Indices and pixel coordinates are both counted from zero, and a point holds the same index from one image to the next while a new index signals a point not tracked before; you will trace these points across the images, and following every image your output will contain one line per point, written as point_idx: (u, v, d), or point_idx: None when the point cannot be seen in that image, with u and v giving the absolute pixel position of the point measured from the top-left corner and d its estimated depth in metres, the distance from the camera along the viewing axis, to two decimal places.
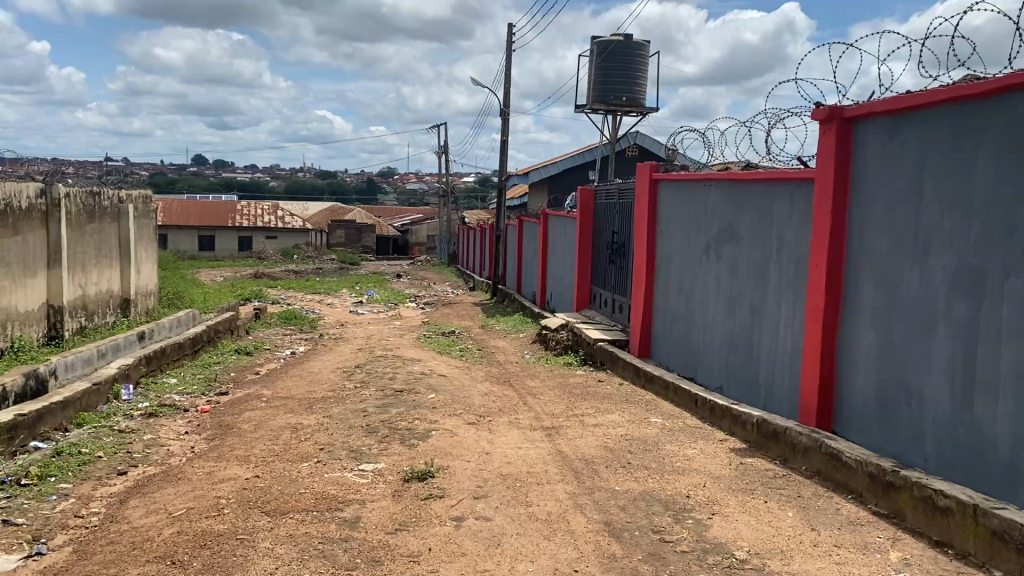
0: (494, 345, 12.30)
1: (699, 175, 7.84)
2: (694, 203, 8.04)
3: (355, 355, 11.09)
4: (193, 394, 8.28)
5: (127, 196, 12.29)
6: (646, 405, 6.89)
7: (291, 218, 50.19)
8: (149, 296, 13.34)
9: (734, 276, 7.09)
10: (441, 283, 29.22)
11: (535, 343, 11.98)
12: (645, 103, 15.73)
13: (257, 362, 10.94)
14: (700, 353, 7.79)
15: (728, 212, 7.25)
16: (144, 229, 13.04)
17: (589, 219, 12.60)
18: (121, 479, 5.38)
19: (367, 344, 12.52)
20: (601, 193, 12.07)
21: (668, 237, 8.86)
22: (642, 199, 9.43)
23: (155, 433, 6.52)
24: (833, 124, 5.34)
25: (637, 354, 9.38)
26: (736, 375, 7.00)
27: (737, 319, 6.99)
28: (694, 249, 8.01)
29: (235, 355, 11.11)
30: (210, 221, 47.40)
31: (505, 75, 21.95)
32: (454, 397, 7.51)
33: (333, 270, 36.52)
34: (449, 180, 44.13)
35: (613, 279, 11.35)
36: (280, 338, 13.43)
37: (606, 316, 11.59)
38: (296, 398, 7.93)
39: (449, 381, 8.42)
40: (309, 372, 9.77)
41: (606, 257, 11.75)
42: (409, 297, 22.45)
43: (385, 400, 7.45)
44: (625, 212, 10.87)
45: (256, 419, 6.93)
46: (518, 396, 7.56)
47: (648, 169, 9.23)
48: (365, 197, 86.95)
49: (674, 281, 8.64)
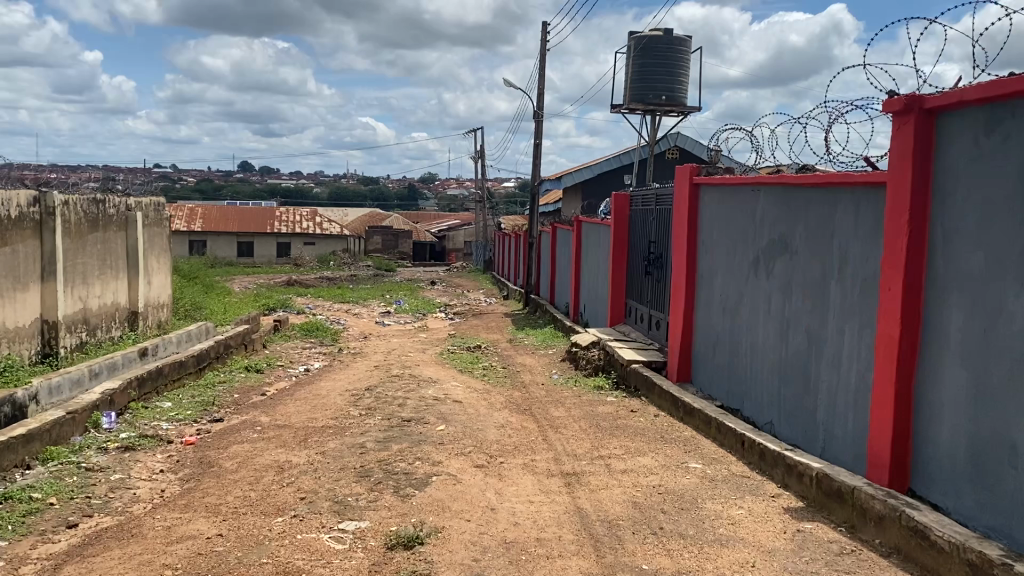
0: (521, 363, 11.45)
1: (746, 179, 6.93)
2: (739, 210, 7.12)
3: (370, 374, 10.33)
4: (184, 421, 7.56)
5: (136, 203, 11.69)
6: (685, 445, 5.99)
7: (327, 224, 49.94)
8: (161, 308, 12.74)
9: (788, 296, 6.16)
10: (475, 292, 28.51)
11: (565, 361, 11.12)
12: (685, 102, 14.79)
13: (266, 380, 10.24)
14: (748, 383, 6.87)
15: (780, 222, 6.32)
16: (156, 238, 12.45)
17: (624, 227, 11.71)
18: (69, 533, 4.62)
19: (386, 360, 11.75)
20: (637, 199, 11.17)
21: (710, 250, 7.95)
22: (681, 206, 8.53)
23: (126, 472, 5.79)
24: (910, 117, 4.41)
25: (676, 378, 8.47)
26: (789, 412, 6.06)
27: (791, 346, 6.06)
28: (740, 264, 7.09)
29: (243, 373, 10.43)
30: (247, 227, 47.32)
31: (539, 76, 21.16)
32: (466, 430, 6.68)
33: (368, 277, 36.02)
34: (485, 185, 43.43)
35: (649, 293, 10.45)
36: (296, 353, 12.74)
37: (641, 333, 10.68)
38: (294, 427, 7.17)
39: (464, 409, 7.60)
40: (317, 393, 9.01)
41: (641, 269, 10.85)
42: (440, 306, 21.71)
43: (389, 432, 6.65)
44: (663, 220, 9.97)
45: (241, 455, 6.16)
46: (538, 430, 6.70)
47: (689, 172, 8.33)
48: (404, 203, 86.76)
49: (717, 299, 7.72)
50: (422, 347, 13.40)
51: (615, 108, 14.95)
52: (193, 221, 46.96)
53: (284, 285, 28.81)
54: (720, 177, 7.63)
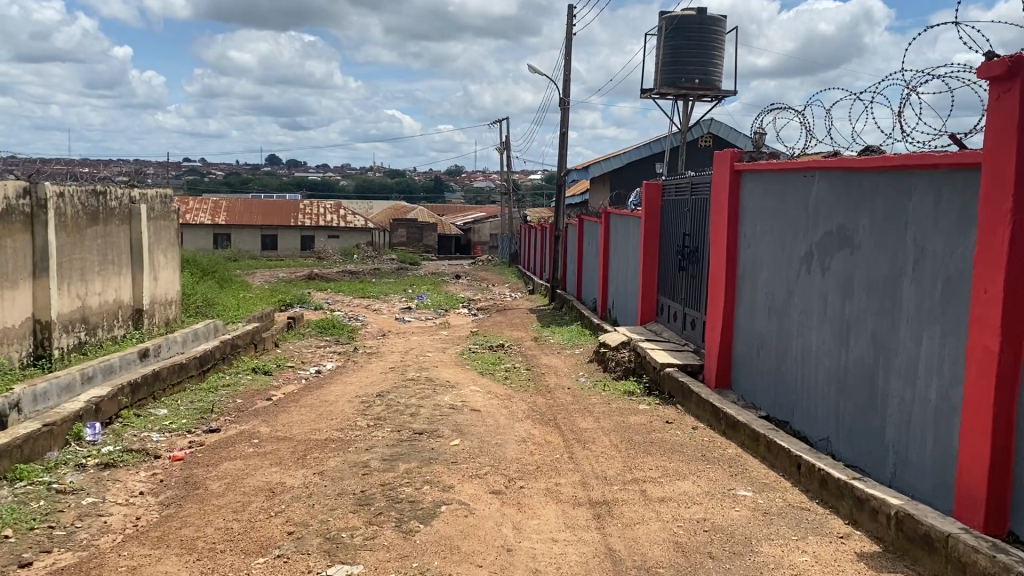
0: (545, 364, 10.74)
1: (797, 163, 6.17)
2: (789, 198, 6.36)
3: (384, 376, 9.68)
4: (177, 432, 6.94)
5: (140, 195, 11.13)
6: (731, 467, 5.26)
7: (352, 217, 49.50)
8: (169, 305, 12.20)
9: (848, 296, 5.40)
10: (501, 286, 27.83)
11: (593, 362, 10.39)
12: (720, 86, 13.95)
13: (274, 383, 9.62)
14: (798, 394, 6.13)
15: (840, 212, 5.55)
16: (163, 232, 11.88)
17: (656, 218, 10.96)
18: (19, 573, 3.98)
19: (402, 360, 11.09)
20: (670, 188, 10.40)
21: (754, 242, 7.19)
22: (721, 195, 7.77)
23: (101, 495, 5.16)
24: (1013, 83, 3.65)
25: (714, 384, 7.74)
26: (849, 429, 5.31)
27: (852, 354, 5.30)
28: (790, 259, 6.33)
29: (250, 375, 9.82)
30: (271, 221, 47.00)
31: (564, 63, 20.39)
32: (483, 446, 5.98)
33: (392, 270, 35.48)
34: (511, 177, 42.67)
35: (683, 289, 9.69)
36: (310, 352, 12.12)
37: (675, 332, 9.92)
38: (295, 441, 6.52)
39: (482, 419, 6.91)
40: (326, 398, 8.36)
41: (675, 264, 10.08)
42: (463, 301, 21.04)
43: (397, 448, 5.97)
44: (699, 211, 9.22)
45: (231, 475, 5.52)
46: (564, 446, 5.99)
47: (730, 157, 7.57)
48: (430, 196, 86.20)
49: (762, 298, 6.96)
50: (442, 346, 12.73)
51: (645, 94, 14.15)
52: (217, 215, 46.75)
53: (306, 280, 28.32)
54: (765, 163, 6.88)
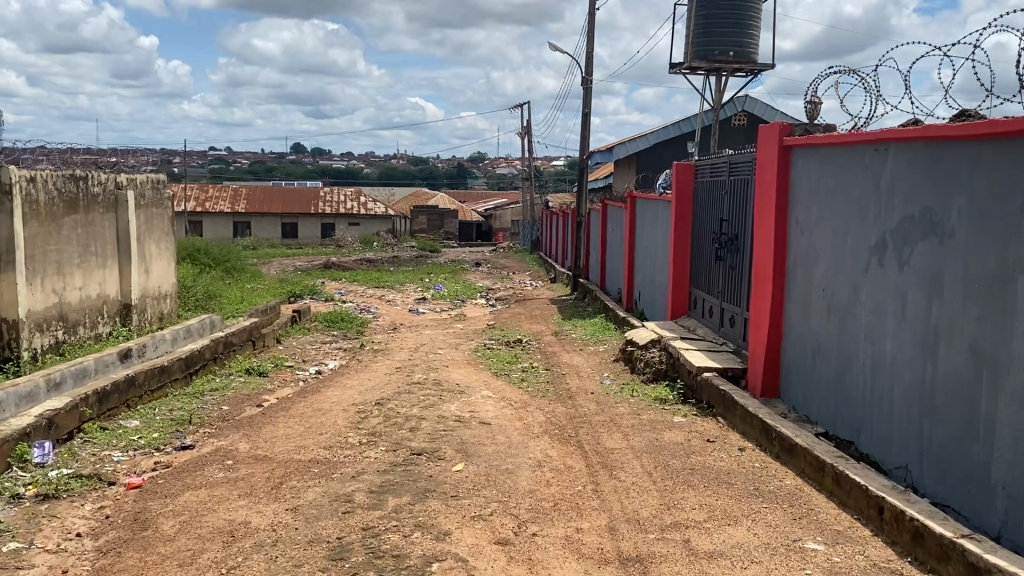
0: (566, 363, 9.78)
1: (866, 134, 5.17)
2: (855, 178, 5.37)
3: (388, 379, 8.77)
4: (145, 449, 6.06)
5: (127, 180, 10.29)
6: (793, 507, 4.30)
7: (372, 204, 48.69)
8: (163, 299, 11.36)
9: (935, 296, 4.41)
10: (522, 274, 26.88)
11: (619, 362, 9.42)
12: (757, 59, 12.84)
13: (268, 386, 8.73)
14: (868, 410, 5.15)
15: (923, 191, 4.56)
16: (154, 220, 11.03)
17: (688, 202, 9.96)
18: None
19: (410, 358, 10.18)
20: (705, 170, 9.40)
21: (809, 229, 6.20)
22: (767, 175, 6.79)
23: (28, 537, 4.28)
24: None
25: (760, 393, 6.78)
26: (937, 459, 4.33)
27: (942, 368, 4.32)
28: (857, 249, 5.34)
29: (242, 377, 8.95)
30: (291, 208, 46.30)
31: (587, 39, 19.32)
32: (490, 472, 5.04)
33: (411, 258, 34.61)
34: (533, 162, 41.55)
35: (720, 282, 8.70)
36: (313, 349, 11.24)
37: (710, 329, 8.95)
38: (273, 463, 5.61)
39: (492, 436, 5.96)
40: (319, 405, 7.46)
41: (710, 253, 9.09)
42: (481, 291, 20.08)
43: (390, 474, 5.05)
44: (738, 194, 8.23)
45: (190, 511, 4.63)
46: (587, 473, 5.04)
47: (779, 130, 6.57)
48: (452, 182, 85.10)
49: (819, 296, 5.97)
50: (456, 342, 11.80)
51: (675, 69, 13.06)
52: (237, 203, 46.14)
53: (323, 268, 27.48)
54: (822, 136, 5.89)
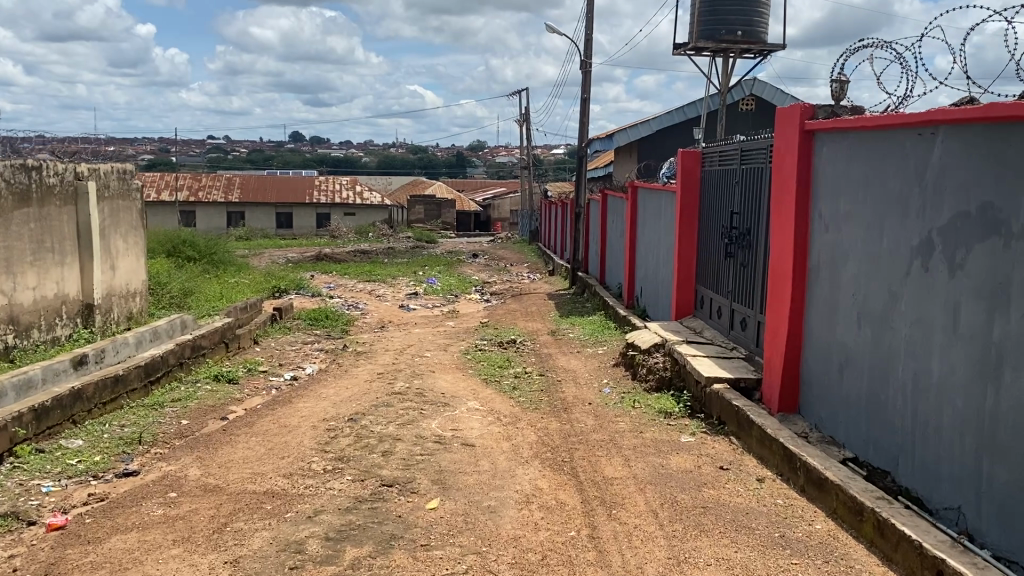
0: (562, 367, 9.05)
1: (907, 116, 4.44)
2: (893, 168, 4.65)
3: (368, 387, 8.05)
4: (81, 477, 5.34)
5: (88, 170, 9.54)
6: (829, 565, 3.59)
7: (368, 194, 47.87)
8: (132, 298, 10.62)
9: (998, 310, 3.70)
10: (519, 266, 26.14)
11: (620, 367, 8.70)
12: (766, 39, 12.07)
13: (236, 396, 8.00)
14: (909, 436, 4.44)
15: (980, 183, 3.84)
16: (121, 213, 10.29)
17: (694, 193, 9.25)
18: None
19: (394, 362, 9.46)
20: (714, 158, 8.66)
21: (836, 226, 5.48)
22: (786, 163, 6.06)
23: None
24: None
25: (777, 408, 6.08)
26: (999, 505, 3.63)
27: (1006, 395, 3.60)
28: (895, 250, 4.62)
29: (208, 386, 8.23)
30: (286, 198, 45.52)
31: (586, 22, 18.53)
32: (470, 512, 4.33)
33: (407, 249, 33.87)
34: (532, 151, 40.71)
35: (730, 280, 7.98)
36: (292, 351, 10.53)
37: (719, 331, 8.23)
38: (223, 497, 4.89)
39: (475, 462, 5.24)
40: (287, 420, 6.73)
41: (719, 248, 8.36)
42: (476, 285, 19.34)
43: (352, 514, 4.33)
44: (751, 184, 7.52)
45: (111, 563, 3.91)
46: (582, 512, 4.31)
47: (801, 113, 5.84)
48: (451, 171, 84.23)
49: (848, 302, 5.25)
50: (445, 342, 11.07)
51: (679, 50, 12.27)
52: (231, 192, 45.36)
53: (315, 261, 26.73)
54: (853, 119, 5.16)
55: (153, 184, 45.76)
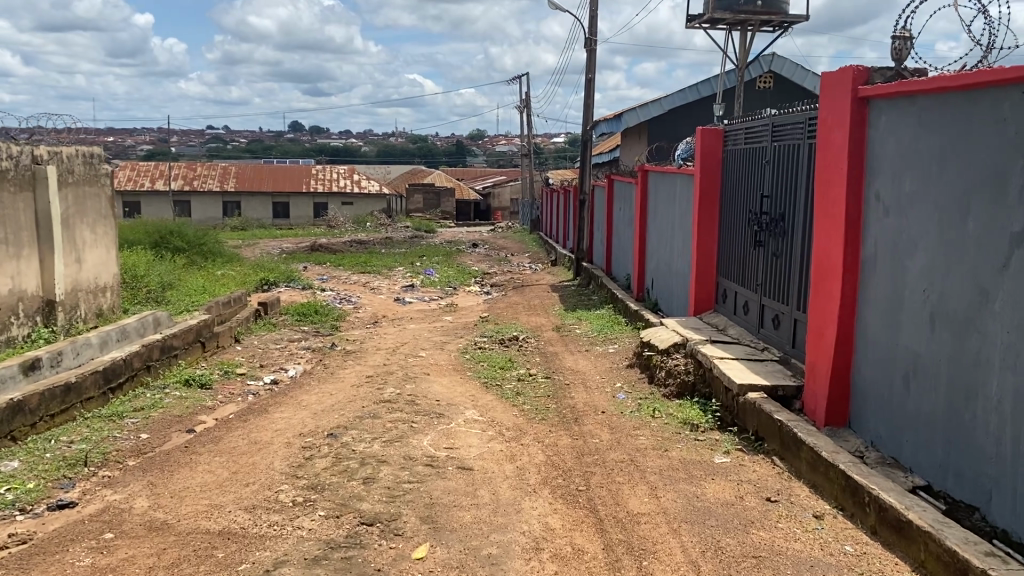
0: (570, 369, 8.20)
1: (1005, 72, 3.59)
2: (984, 138, 3.80)
3: (354, 393, 7.21)
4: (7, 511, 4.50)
5: (48, 153, 8.67)
6: None
7: (366, 182, 46.93)
8: (102, 293, 9.77)
9: None
10: (521, 257, 25.27)
11: (634, 368, 7.88)
12: (787, 9, 11.21)
13: (206, 404, 7.16)
14: (1007, 466, 3.60)
15: None
16: (88, 201, 9.43)
17: (715, 175, 8.41)
18: None
19: (386, 363, 8.62)
20: (740, 135, 7.82)
21: (898, 210, 4.63)
22: (834, 137, 5.20)
23: None
24: None
25: (823, 422, 5.25)
26: None
27: None
28: (987, 239, 3.78)
29: (177, 393, 7.39)
30: (283, 187, 44.58)
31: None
32: (467, 565, 3.50)
33: (406, 239, 33.02)
34: (533, 138, 39.77)
35: (759, 271, 7.15)
36: (275, 351, 9.69)
37: (746, 329, 7.41)
38: (169, 538, 4.05)
39: (472, 491, 4.40)
40: (259, 434, 5.89)
41: (746, 236, 7.53)
42: (476, 276, 18.47)
43: (321, 566, 3.50)
44: (785, 165, 6.66)
45: None
46: (605, 565, 3.48)
47: (853, 76, 4.96)
48: (452, 160, 83.26)
49: (916, 300, 4.41)
50: (442, 339, 10.22)
51: (693, 23, 11.40)
52: (226, 182, 44.47)
53: (310, 251, 25.84)
54: (922, 81, 4.29)
55: (147, 173, 44.86)
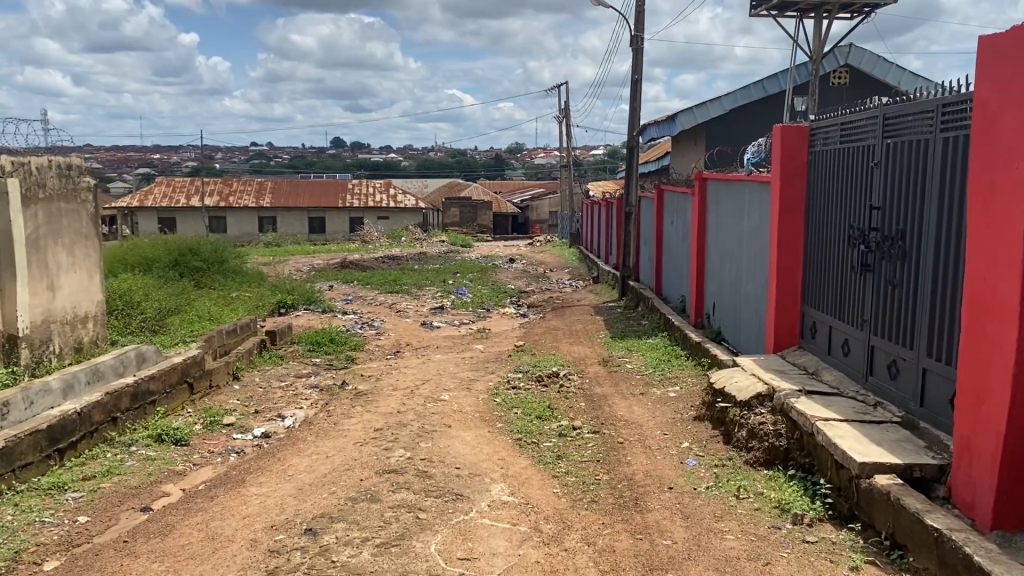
0: (622, 420, 6.75)
1: None
2: None
3: (356, 454, 5.84)
4: None
5: (13, 164, 7.47)
6: None
7: (402, 196, 45.88)
8: (82, 324, 8.53)
9: None
10: (561, 273, 23.78)
11: (704, 422, 6.43)
12: None
13: (176, 469, 5.83)
14: None
15: None
16: (64, 219, 8.22)
17: (799, 182, 6.93)
18: None
19: (402, 409, 7.24)
20: (835, 132, 6.32)
21: None
22: (1005, 123, 3.72)
23: None
24: None
25: (987, 523, 3.73)
26: None
27: None
28: None
29: (144, 453, 6.06)
30: (317, 201, 43.73)
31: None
32: None
33: (441, 254, 31.81)
34: (572, 150, 38.30)
35: (867, 302, 5.65)
36: (277, 393, 8.36)
37: (848, 375, 5.90)
38: None
39: None
40: (220, 522, 4.52)
41: (845, 258, 6.03)
42: (511, 296, 17.06)
43: None
44: (903, 168, 5.18)
45: None
46: None
47: None
48: (490, 173, 82.17)
49: None
50: (469, 376, 8.82)
51: (760, 9, 9.95)
52: (261, 197, 43.79)
53: (340, 268, 24.68)
54: None
55: (183, 189, 44.37)
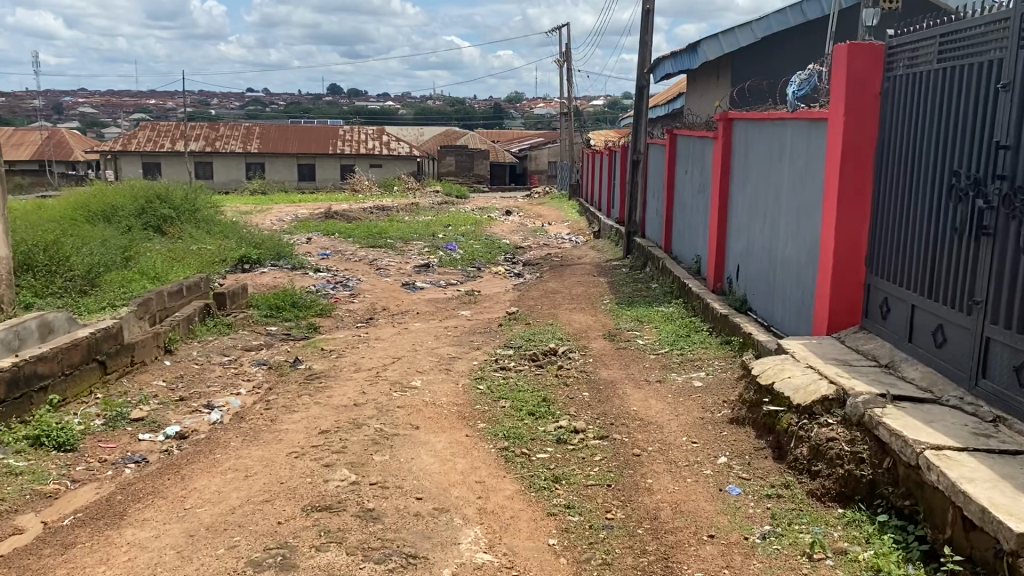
0: (637, 421, 5.28)
1: None
2: None
3: (286, 470, 4.38)
4: None
5: None
6: None
7: (395, 143, 43.93)
8: None
9: None
10: (560, 227, 22.21)
11: (745, 428, 4.96)
12: None
13: (46, 491, 4.36)
14: None
15: None
16: None
17: (870, 118, 5.38)
18: None
19: (360, 399, 5.77)
20: (930, 47, 4.74)
21: None
22: None
23: None
24: None
25: None
26: None
27: None
28: None
29: (9, 465, 4.58)
30: (307, 148, 41.86)
31: None
32: None
33: (435, 205, 30.13)
34: (574, 97, 36.36)
35: (978, 278, 4.14)
36: (214, 372, 6.88)
37: (943, 374, 4.42)
38: None
39: None
40: None
41: (944, 217, 4.51)
42: (506, 252, 15.53)
43: None
44: None
45: None
46: None
47: None
48: (488, 122, 79.87)
49: None
50: (450, 352, 7.34)
51: None
52: (249, 142, 41.95)
53: (324, 219, 23.09)
54: None
55: (168, 133, 42.50)
